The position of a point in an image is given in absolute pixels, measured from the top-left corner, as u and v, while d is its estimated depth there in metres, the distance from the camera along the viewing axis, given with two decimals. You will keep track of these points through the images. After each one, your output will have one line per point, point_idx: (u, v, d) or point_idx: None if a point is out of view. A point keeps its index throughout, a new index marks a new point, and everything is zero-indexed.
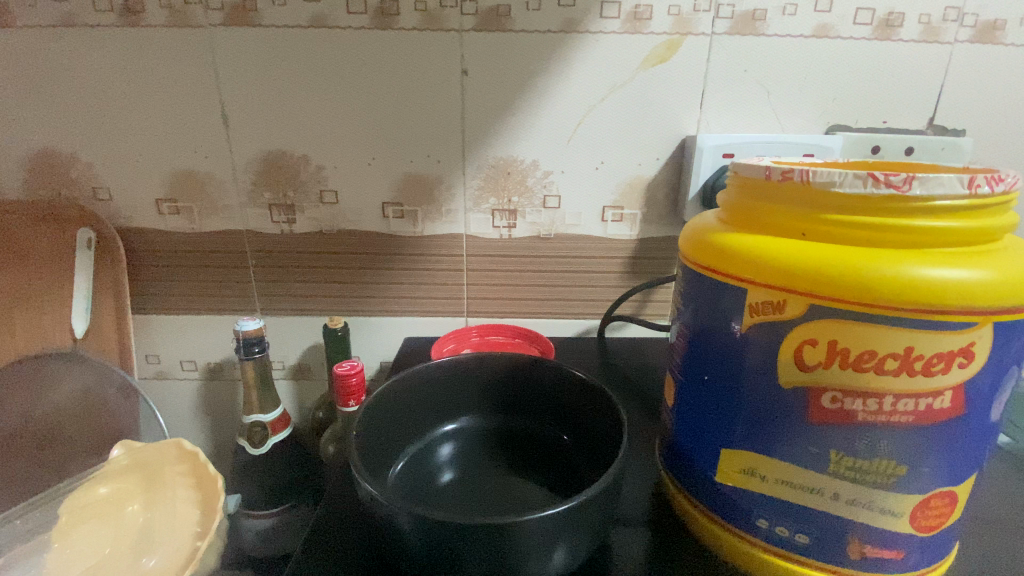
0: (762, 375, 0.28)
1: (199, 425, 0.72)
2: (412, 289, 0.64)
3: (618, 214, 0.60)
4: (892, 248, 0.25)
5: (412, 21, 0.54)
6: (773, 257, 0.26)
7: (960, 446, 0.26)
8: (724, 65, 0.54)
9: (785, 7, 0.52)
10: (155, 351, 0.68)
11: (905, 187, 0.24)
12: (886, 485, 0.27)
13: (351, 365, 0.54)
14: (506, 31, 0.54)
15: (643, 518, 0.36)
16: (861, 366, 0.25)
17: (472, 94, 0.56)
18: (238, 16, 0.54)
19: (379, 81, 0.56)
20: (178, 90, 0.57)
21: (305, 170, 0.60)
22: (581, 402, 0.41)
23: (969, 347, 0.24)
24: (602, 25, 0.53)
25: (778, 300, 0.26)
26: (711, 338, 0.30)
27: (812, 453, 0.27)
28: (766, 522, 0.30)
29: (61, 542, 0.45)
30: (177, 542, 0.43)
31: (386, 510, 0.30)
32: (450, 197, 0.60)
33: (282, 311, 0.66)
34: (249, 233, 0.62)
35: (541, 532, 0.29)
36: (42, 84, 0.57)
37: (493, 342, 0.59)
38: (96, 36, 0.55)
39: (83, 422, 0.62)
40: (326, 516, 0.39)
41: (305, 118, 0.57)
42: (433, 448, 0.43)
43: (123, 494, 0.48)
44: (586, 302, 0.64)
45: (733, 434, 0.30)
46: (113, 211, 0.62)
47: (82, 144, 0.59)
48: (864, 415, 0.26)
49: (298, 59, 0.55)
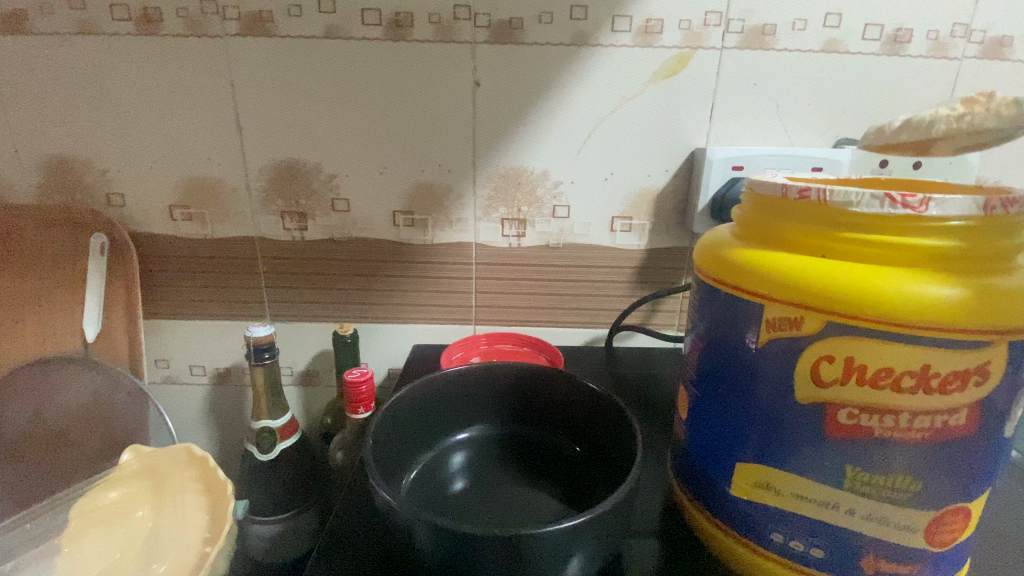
0: (778, 390, 0.28)
1: (206, 430, 0.72)
2: (422, 296, 0.65)
3: (627, 224, 0.61)
4: (908, 265, 0.25)
5: (425, 33, 0.54)
6: (793, 273, 0.27)
7: (974, 464, 0.26)
8: (733, 78, 0.55)
9: (795, 22, 0.53)
10: (164, 356, 0.68)
11: (922, 208, 0.24)
12: (901, 501, 0.27)
13: (361, 372, 0.54)
14: (518, 44, 0.54)
15: (654, 530, 0.36)
16: (879, 382, 0.25)
17: (483, 105, 0.57)
18: (254, 27, 0.55)
19: (393, 92, 0.56)
20: (192, 98, 0.58)
21: (317, 178, 0.60)
22: (594, 414, 0.42)
23: (985, 366, 0.25)
24: (613, 38, 0.54)
25: (796, 316, 0.27)
26: (726, 352, 0.30)
27: (827, 467, 0.28)
28: (780, 536, 0.30)
29: (71, 547, 0.45)
30: (187, 546, 0.43)
31: (402, 519, 0.30)
32: (461, 206, 0.61)
33: (292, 316, 0.66)
34: (260, 240, 0.63)
35: (557, 543, 0.29)
36: (58, 92, 0.58)
37: (501, 350, 0.60)
38: (113, 45, 0.56)
39: (92, 426, 0.62)
40: (340, 523, 0.39)
41: (317, 126, 0.58)
42: (445, 456, 0.43)
43: (132, 500, 0.48)
44: (593, 312, 0.65)
45: (747, 447, 0.30)
46: (126, 216, 0.62)
47: (97, 150, 0.60)
48: (881, 430, 0.26)
49: (311, 69, 0.56)
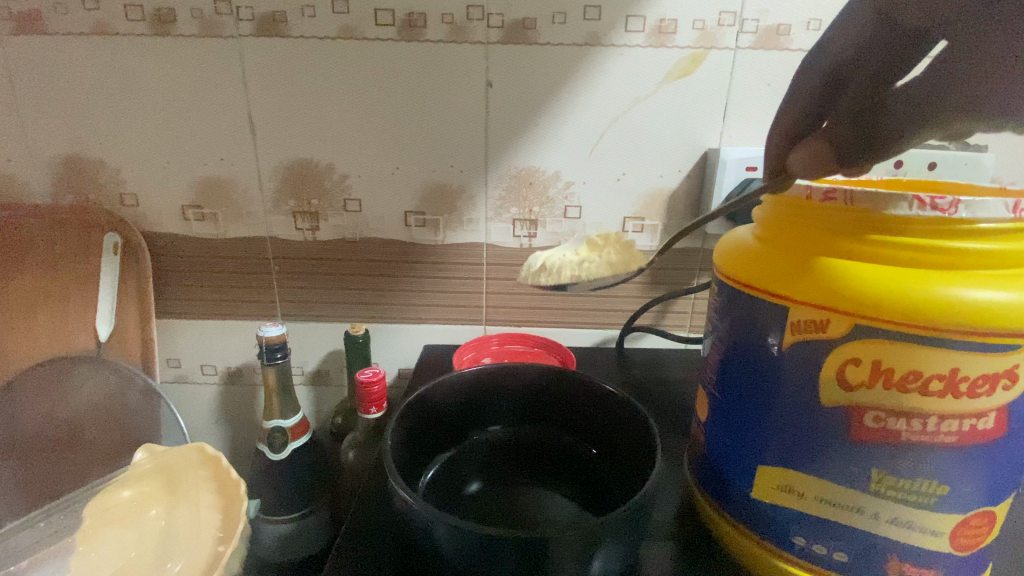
0: (801, 392, 0.28)
1: (217, 428, 0.72)
2: (433, 297, 0.65)
3: (639, 224, 0.61)
4: (937, 268, 0.25)
5: (439, 33, 0.54)
6: (818, 275, 0.27)
7: (1000, 467, 0.26)
8: (747, 79, 0.55)
9: (810, 22, 0.53)
10: (176, 355, 0.69)
11: (951, 211, 0.24)
12: (927, 505, 0.27)
13: (373, 372, 0.54)
14: (531, 44, 0.54)
15: (672, 532, 0.36)
16: (906, 386, 0.25)
17: (495, 106, 0.57)
18: (268, 27, 0.55)
19: (405, 92, 0.56)
20: (205, 98, 0.58)
21: (330, 178, 0.60)
22: (610, 416, 0.41)
23: (1014, 369, 0.25)
24: (627, 38, 0.54)
25: (821, 318, 0.26)
26: (748, 354, 0.30)
27: (852, 471, 0.27)
28: (802, 540, 0.30)
29: (85, 546, 0.44)
30: (199, 544, 0.43)
31: (422, 520, 0.30)
32: (472, 206, 0.61)
33: (303, 316, 0.66)
34: (272, 240, 0.63)
35: (577, 546, 0.29)
36: (72, 92, 0.58)
37: (512, 350, 0.60)
38: (127, 45, 0.56)
39: (104, 424, 0.62)
40: (357, 523, 0.39)
41: (329, 126, 0.58)
42: (460, 457, 0.43)
43: (145, 498, 0.48)
44: (604, 312, 0.65)
45: (769, 450, 0.30)
46: (139, 216, 0.63)
47: (110, 150, 0.60)
48: (907, 434, 0.26)
49: (323, 69, 0.56)
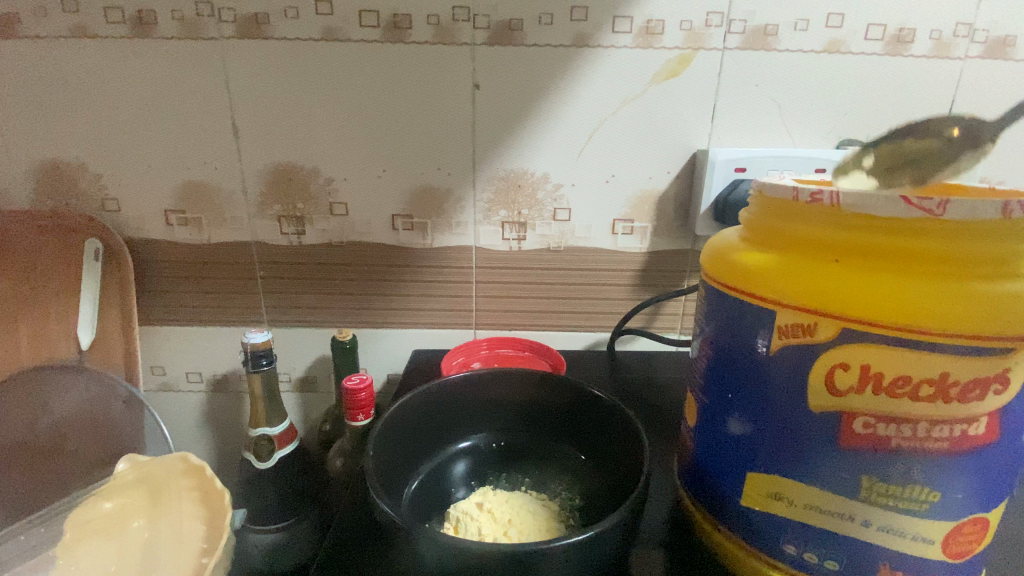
0: (790, 398, 0.28)
1: (203, 437, 0.71)
2: (422, 301, 0.64)
3: (628, 226, 0.60)
4: (925, 270, 0.25)
5: (424, 35, 0.54)
6: (804, 278, 0.26)
7: (992, 474, 0.26)
8: (736, 80, 0.54)
9: (797, 22, 0.52)
10: (161, 362, 0.67)
11: (939, 211, 0.23)
12: (919, 512, 0.26)
13: (359, 379, 0.53)
14: (517, 45, 0.54)
15: (661, 538, 0.36)
16: (895, 391, 0.25)
17: (482, 107, 0.56)
18: (251, 29, 0.54)
19: (389, 93, 0.56)
20: (187, 102, 0.57)
21: (316, 181, 0.59)
22: (601, 421, 0.41)
23: (1005, 373, 0.24)
24: (613, 39, 0.53)
25: (809, 323, 0.26)
26: (735, 358, 0.30)
27: (843, 478, 0.27)
28: (793, 548, 0.29)
29: (65, 560, 0.43)
30: (183, 556, 0.42)
31: (405, 534, 0.29)
32: (461, 208, 0.60)
33: (289, 321, 0.65)
34: (257, 245, 0.62)
35: (566, 558, 0.28)
36: (51, 96, 0.57)
37: (502, 355, 0.59)
38: (107, 48, 0.55)
39: (87, 434, 0.61)
40: (340, 534, 0.38)
41: (313, 129, 0.57)
42: (447, 465, 0.43)
43: (128, 510, 0.47)
44: (595, 316, 0.64)
45: (757, 456, 0.30)
46: (122, 222, 0.62)
47: (91, 155, 0.59)
48: (898, 440, 0.26)
49: (307, 71, 0.55)
